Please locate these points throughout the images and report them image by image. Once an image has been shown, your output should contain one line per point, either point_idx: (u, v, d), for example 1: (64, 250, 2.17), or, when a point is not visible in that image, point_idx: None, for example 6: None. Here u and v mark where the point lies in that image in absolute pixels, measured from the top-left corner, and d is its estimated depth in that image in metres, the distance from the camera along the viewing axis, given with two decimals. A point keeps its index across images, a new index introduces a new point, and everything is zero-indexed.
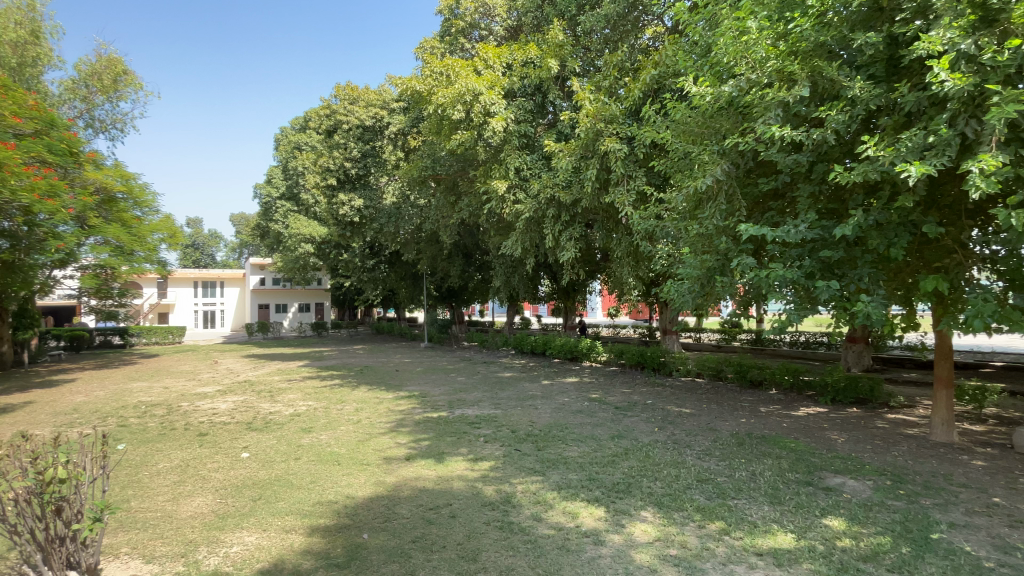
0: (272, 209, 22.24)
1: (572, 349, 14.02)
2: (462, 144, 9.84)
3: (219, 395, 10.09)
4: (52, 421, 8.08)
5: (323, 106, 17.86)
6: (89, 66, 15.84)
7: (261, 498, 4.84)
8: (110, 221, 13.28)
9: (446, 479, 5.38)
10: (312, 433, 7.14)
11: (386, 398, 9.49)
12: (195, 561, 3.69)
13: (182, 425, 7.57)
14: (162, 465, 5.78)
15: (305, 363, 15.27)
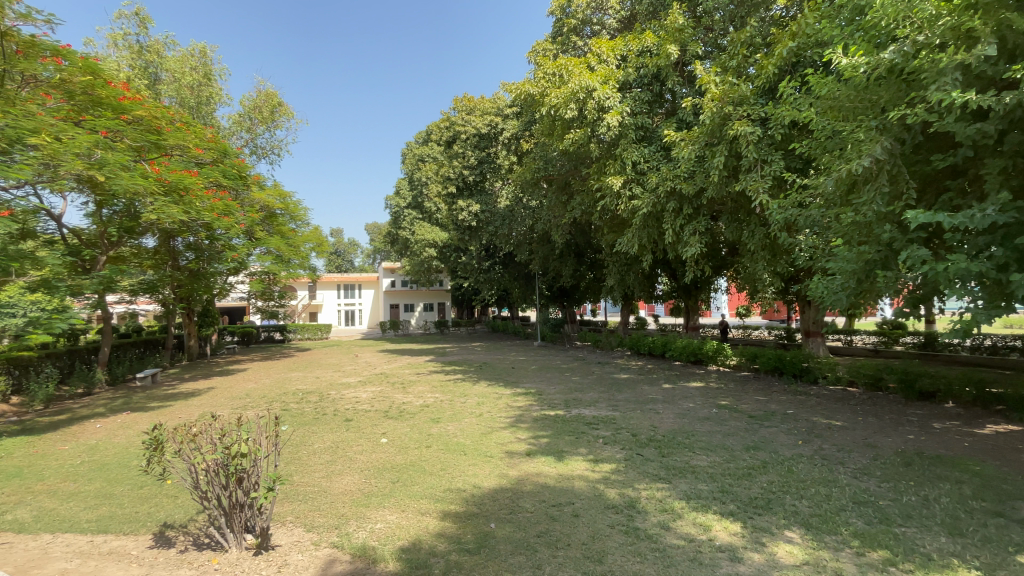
0: (400, 217, 24.25)
1: (695, 352, 13.18)
2: (576, 143, 9.81)
3: (360, 385, 11.27)
4: (235, 402, 9.67)
5: (443, 118, 19.03)
6: (252, 101, 18.67)
7: (399, 481, 5.27)
8: (272, 233, 15.51)
9: (567, 478, 5.37)
10: (440, 423, 7.63)
11: (505, 394, 9.79)
12: (347, 533, 4.12)
13: (332, 411, 8.59)
14: (317, 445, 6.59)
15: (430, 359, 16.39)
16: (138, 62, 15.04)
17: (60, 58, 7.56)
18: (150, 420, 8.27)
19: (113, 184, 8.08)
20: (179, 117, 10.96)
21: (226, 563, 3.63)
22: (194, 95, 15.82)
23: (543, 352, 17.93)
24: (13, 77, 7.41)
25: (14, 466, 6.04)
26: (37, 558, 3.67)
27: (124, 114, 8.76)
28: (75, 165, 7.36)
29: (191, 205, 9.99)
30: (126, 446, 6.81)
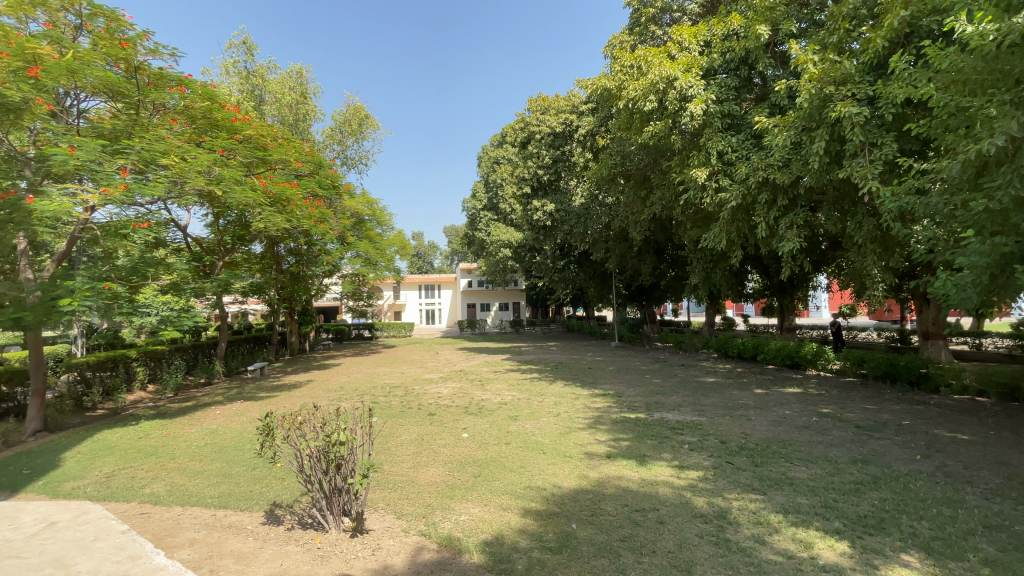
0: (477, 219, 24.86)
1: (791, 355, 12.19)
2: (656, 135, 9.49)
3: (441, 381, 11.70)
4: (330, 394, 10.44)
5: (518, 119, 19.22)
6: (343, 116, 20.07)
7: (481, 476, 5.41)
8: (361, 238, 16.56)
9: (650, 483, 5.20)
10: (518, 421, 7.71)
11: (583, 394, 9.70)
12: (433, 522, 4.29)
13: (416, 405, 9.00)
14: (404, 437, 6.95)
15: (508, 358, 16.63)
16: (245, 86, 16.70)
17: (184, 87, 8.56)
18: (260, 409, 9.16)
19: (228, 197, 9.02)
20: (281, 135, 12.06)
21: (327, 543, 3.92)
22: (292, 113, 17.28)
23: (622, 352, 17.53)
24: (148, 107, 8.52)
25: (153, 445, 6.95)
26: (172, 526, 4.20)
27: (236, 134, 9.79)
28: (198, 181, 8.31)
29: (292, 213, 10.91)
30: (240, 431, 7.60)
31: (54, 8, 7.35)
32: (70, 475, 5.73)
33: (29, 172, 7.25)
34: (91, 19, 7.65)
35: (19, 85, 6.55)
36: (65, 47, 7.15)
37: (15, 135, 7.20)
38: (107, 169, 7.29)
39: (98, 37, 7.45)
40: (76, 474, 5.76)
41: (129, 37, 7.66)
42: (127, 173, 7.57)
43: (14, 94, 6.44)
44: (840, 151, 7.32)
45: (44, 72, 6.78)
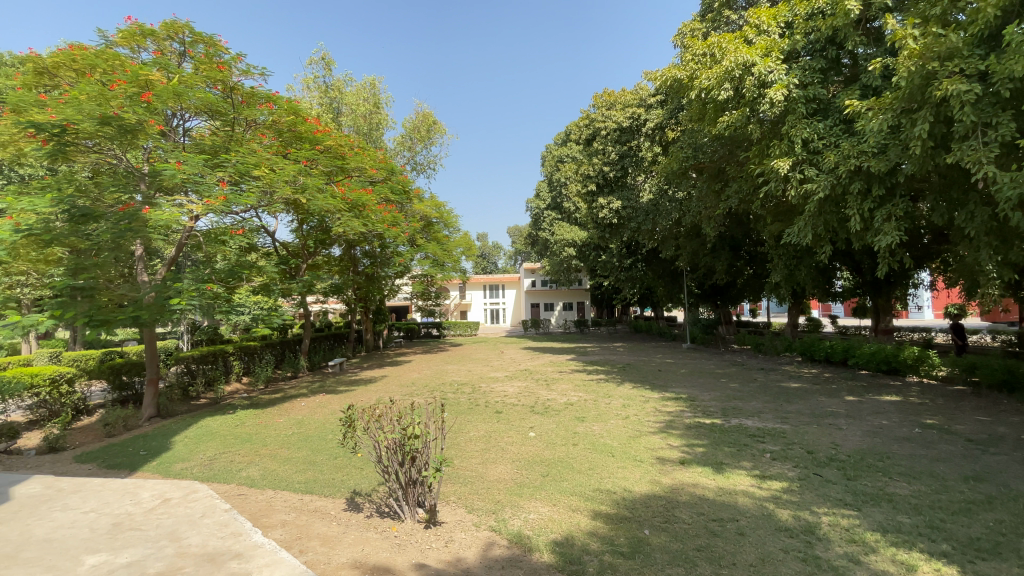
0: (541, 219, 24.90)
1: (887, 359, 11.09)
2: (732, 126, 9.03)
3: (508, 380, 11.84)
4: (403, 390, 10.88)
5: (582, 117, 19.03)
6: (412, 123, 20.86)
7: (549, 475, 5.40)
8: (430, 240, 17.13)
9: (728, 492, 4.94)
10: (586, 422, 7.63)
11: (653, 397, 9.41)
12: (503, 519, 4.34)
13: (483, 402, 9.17)
14: (473, 433, 7.10)
15: (573, 358, 16.51)
16: (324, 99, 17.80)
17: (271, 103, 9.28)
18: (339, 402, 9.74)
19: (311, 204, 9.66)
20: (357, 144, 12.76)
21: (403, 532, 4.09)
22: (366, 122, 18.22)
23: (693, 354, 16.82)
24: (242, 123, 9.33)
25: (248, 433, 7.60)
26: (266, 507, 4.56)
27: (318, 145, 10.46)
28: (285, 190, 8.97)
29: (368, 218, 11.49)
30: (323, 422, 8.12)
31: (164, 40, 8.25)
32: (180, 457, 6.40)
33: (144, 187, 8.16)
34: (193, 47, 8.50)
35: (137, 109, 7.40)
36: (173, 74, 7.98)
37: (134, 154, 8.13)
38: (208, 181, 8.06)
39: (199, 62, 8.26)
40: (185, 455, 6.43)
41: (226, 60, 8.43)
42: (225, 185, 8.33)
43: (133, 118, 7.29)
44: (947, 133, 6.58)
45: (156, 96, 7.61)
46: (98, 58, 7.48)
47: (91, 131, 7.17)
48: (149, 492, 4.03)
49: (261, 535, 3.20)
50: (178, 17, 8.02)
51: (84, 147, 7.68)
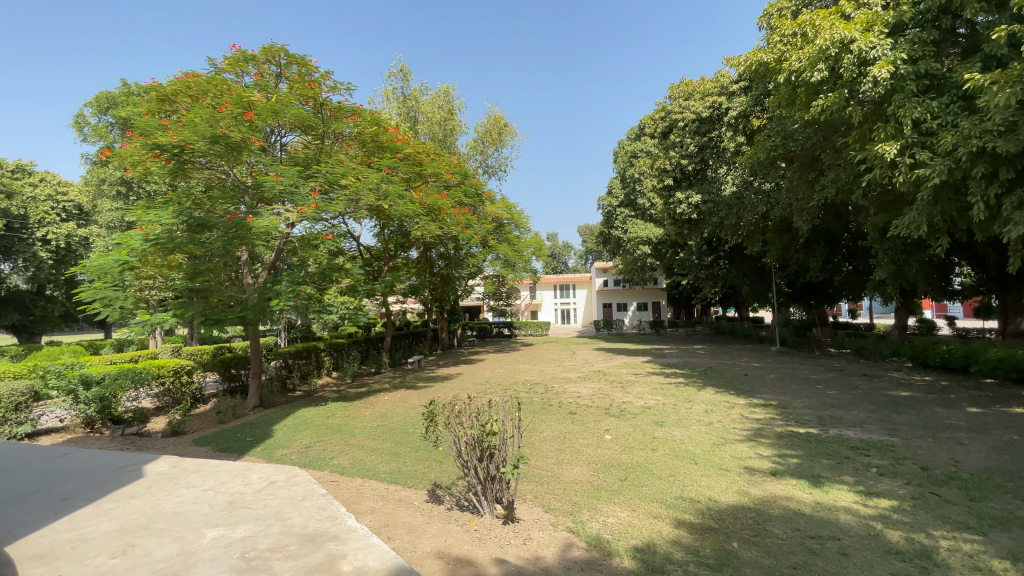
0: (613, 217, 24.38)
1: (1021, 367, 9.64)
2: (827, 110, 8.31)
3: (581, 381, 11.71)
4: (478, 388, 11.13)
5: (657, 109, 18.38)
6: (484, 127, 21.27)
7: (627, 480, 5.26)
8: (501, 241, 17.36)
9: (826, 507, 4.54)
10: (665, 427, 7.35)
11: (738, 403, 8.88)
12: (582, 521, 4.29)
13: (557, 403, 9.14)
14: (547, 433, 7.10)
15: (649, 360, 16.01)
16: (402, 109, 18.66)
17: (356, 116, 9.85)
18: (418, 398, 10.16)
19: (392, 210, 10.17)
20: (433, 150, 13.26)
21: (483, 526, 4.18)
22: (440, 129, 18.86)
23: (782, 358, 15.67)
24: (330, 136, 10.00)
25: (337, 424, 8.15)
26: (355, 495, 4.86)
27: (397, 153, 10.98)
28: (369, 197, 9.51)
29: (444, 221, 11.88)
30: (404, 416, 8.51)
31: (263, 63, 9.06)
32: (280, 444, 7.00)
33: (248, 198, 9.00)
34: (288, 68, 9.24)
35: (241, 127, 8.17)
36: (272, 94, 8.72)
37: (239, 169, 9.00)
38: (302, 191, 8.74)
39: (293, 81, 8.95)
40: (284, 443, 7.02)
41: (316, 78, 9.08)
42: (316, 194, 8.98)
43: (238, 136, 8.07)
44: None
45: (257, 115, 8.37)
46: (208, 83, 8.36)
47: (204, 149, 8.03)
48: (257, 474, 4.44)
49: (354, 520, 3.41)
50: (275, 42, 8.77)
51: (198, 164, 8.62)
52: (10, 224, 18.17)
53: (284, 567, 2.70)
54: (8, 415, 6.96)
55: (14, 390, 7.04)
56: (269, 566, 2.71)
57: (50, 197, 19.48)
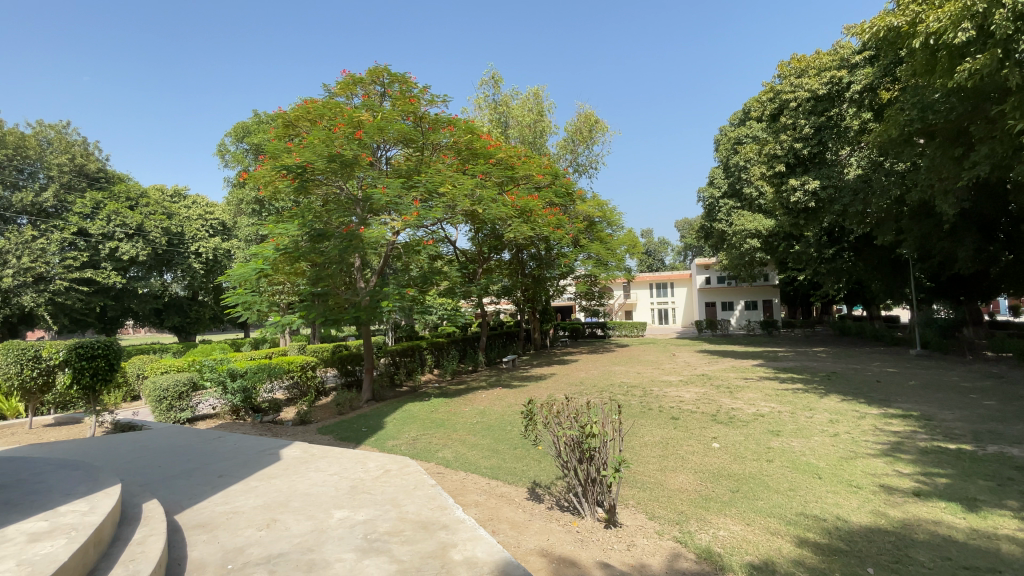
0: (715, 209, 22.88)
1: None
2: (976, 74, 7.09)
3: (684, 385, 11.14)
4: (573, 389, 11.07)
5: (765, 90, 16.89)
6: (574, 125, 21.14)
7: (739, 492, 4.91)
8: (594, 240, 17.11)
9: (984, 535, 3.88)
10: (782, 437, 6.75)
11: (869, 413, 7.88)
12: (689, 532, 4.09)
13: (658, 407, 8.80)
14: (649, 438, 6.86)
15: (759, 363, 14.80)
16: (494, 115, 19.16)
17: (452, 126, 10.27)
18: (516, 397, 10.36)
19: (486, 214, 10.49)
20: (525, 153, 13.48)
21: (585, 528, 4.15)
22: (530, 132, 19.10)
23: (922, 362, 13.66)
24: (428, 146, 10.56)
25: (440, 418, 8.58)
26: (461, 488, 5.09)
27: (490, 158, 11.34)
28: (465, 203, 9.87)
29: (535, 222, 11.98)
30: (502, 414, 8.73)
31: (369, 84, 9.82)
32: (391, 435, 7.54)
33: (359, 210, 9.81)
34: (391, 86, 9.93)
35: (351, 145, 8.94)
36: (377, 112, 9.41)
37: (351, 184, 9.84)
38: (404, 201, 9.36)
39: (396, 99, 9.56)
40: (395, 434, 7.55)
41: (416, 94, 9.62)
42: (417, 202, 9.55)
43: (349, 153, 8.84)
44: None
45: (365, 133, 9.08)
46: (324, 107, 9.24)
47: (322, 167, 8.90)
48: (374, 463, 4.82)
49: (461, 511, 3.56)
50: (379, 64, 9.46)
51: (318, 181, 9.55)
52: (173, 241, 21.57)
53: (401, 550, 2.90)
54: (174, 402, 8.19)
55: (178, 380, 8.28)
56: (388, 548, 2.93)
57: (201, 216, 22.81)
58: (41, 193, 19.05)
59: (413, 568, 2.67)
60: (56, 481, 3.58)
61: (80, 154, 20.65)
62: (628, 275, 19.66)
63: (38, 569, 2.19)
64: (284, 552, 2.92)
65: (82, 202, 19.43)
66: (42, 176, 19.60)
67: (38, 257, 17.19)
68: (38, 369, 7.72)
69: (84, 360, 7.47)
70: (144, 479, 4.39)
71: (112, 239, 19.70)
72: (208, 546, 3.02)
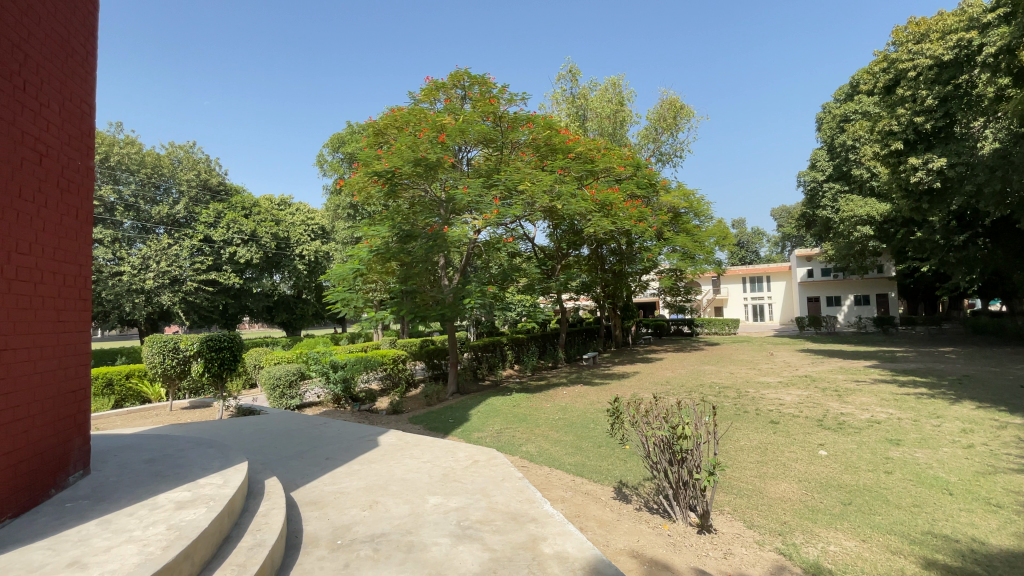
0: (818, 194, 20.85)
1: None
2: None
3: (782, 387, 10.32)
4: (659, 388, 10.68)
5: (878, 59, 15.07)
6: (657, 112, 20.31)
7: (853, 505, 4.45)
8: (679, 232, 16.37)
9: None
10: (902, 447, 6.03)
11: (1014, 424, 6.79)
12: (794, 544, 3.78)
13: (754, 410, 8.24)
14: (744, 442, 6.45)
15: (872, 364, 13.31)
16: (572, 109, 18.93)
17: (530, 123, 10.31)
18: (598, 394, 10.23)
19: (565, 209, 10.39)
20: (605, 146, 13.27)
21: (676, 532, 4.00)
22: (610, 124, 18.70)
23: None
24: (507, 145, 10.68)
25: (523, 413, 8.69)
26: (546, 482, 5.12)
27: (570, 152, 11.25)
28: (544, 199, 9.85)
29: (616, 216, 11.66)
30: (585, 411, 8.64)
31: (451, 88, 10.13)
32: (476, 428, 7.77)
33: (443, 211, 10.21)
34: (471, 89, 10.18)
35: (435, 148, 9.29)
36: (459, 115, 9.68)
37: (435, 186, 10.22)
38: (485, 201, 9.60)
39: (476, 101, 9.78)
40: (480, 427, 7.77)
41: (495, 94, 9.78)
42: (497, 201, 9.76)
43: (433, 156, 9.20)
44: None
45: (448, 136, 9.40)
46: (410, 114, 9.67)
47: (408, 171, 9.35)
48: (463, 453, 5.00)
49: (550, 505, 3.58)
50: (460, 68, 9.72)
51: (405, 184, 10.07)
52: (280, 245, 23.79)
53: (493, 539, 2.98)
54: (286, 390, 9.06)
55: (289, 370, 9.10)
56: (481, 537, 3.01)
57: (304, 221, 24.92)
58: (175, 206, 21.84)
59: (504, 558, 2.73)
60: (196, 457, 4.11)
61: (203, 170, 23.40)
62: (717, 269, 18.52)
63: (186, 532, 2.53)
64: (385, 533, 3.12)
65: (207, 213, 22.04)
66: (175, 191, 22.47)
67: (173, 261, 19.76)
68: (177, 358, 8.88)
69: (214, 351, 8.52)
70: (264, 458, 4.91)
71: (231, 244, 22.17)
72: (320, 522, 3.31)
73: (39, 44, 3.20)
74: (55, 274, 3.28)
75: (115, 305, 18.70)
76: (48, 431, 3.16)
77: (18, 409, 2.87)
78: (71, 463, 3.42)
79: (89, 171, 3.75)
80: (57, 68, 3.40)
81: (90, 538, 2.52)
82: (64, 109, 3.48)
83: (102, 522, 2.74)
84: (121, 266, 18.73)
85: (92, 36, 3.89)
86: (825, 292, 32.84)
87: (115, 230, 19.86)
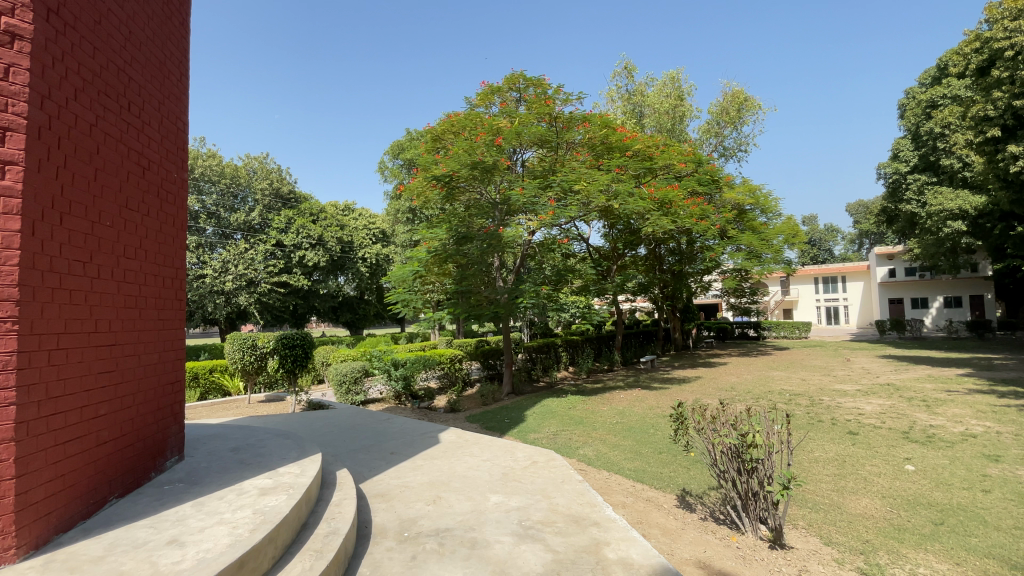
0: (901, 187, 19.08)
1: None
2: None
3: (861, 395, 9.56)
4: (722, 393, 10.25)
5: (970, 38, 13.88)
6: (720, 106, 19.46)
7: (945, 525, 4.06)
8: (744, 230, 15.63)
9: None
10: (1005, 464, 5.42)
11: None
12: (878, 564, 3.50)
13: (830, 419, 7.69)
14: (820, 453, 6.06)
15: (967, 373, 12.07)
16: (628, 107, 18.55)
17: (586, 122, 10.17)
18: (657, 399, 9.94)
19: (623, 209, 10.16)
20: (663, 142, 13.02)
21: (745, 545, 3.81)
22: (668, 119, 18.19)
23: None
24: (563, 145, 10.55)
25: (579, 416, 8.61)
26: (605, 487, 5.05)
27: (626, 149, 11.03)
28: (600, 199, 9.66)
29: (676, 214, 11.24)
30: (643, 415, 8.44)
31: (506, 91, 10.21)
32: (532, 429, 7.78)
33: (498, 213, 10.33)
34: (526, 91, 10.20)
35: (491, 151, 9.40)
36: (515, 117, 9.78)
37: (491, 188, 10.34)
38: (541, 201, 9.61)
39: (532, 102, 9.77)
40: (536, 428, 7.78)
41: (550, 95, 9.74)
42: (553, 202, 9.76)
43: (489, 159, 9.32)
44: None
45: (504, 139, 9.49)
46: (466, 119, 9.75)
47: (465, 175, 9.50)
48: (522, 453, 5.02)
49: (611, 510, 3.52)
50: (515, 71, 9.78)
51: (461, 188, 10.26)
52: (344, 248, 24.93)
53: (555, 541, 2.97)
54: (352, 385, 9.49)
55: (354, 367, 9.52)
56: (543, 537, 3.02)
57: (366, 226, 26.10)
58: (251, 213, 23.48)
59: (567, 560, 2.72)
60: (275, 447, 4.40)
61: (275, 179, 24.96)
62: (786, 268, 17.48)
63: (269, 517, 2.71)
64: (449, 528, 3.20)
65: (279, 219, 23.54)
66: (250, 200, 24.17)
67: (249, 265, 21.20)
68: (255, 355, 9.55)
69: (288, 348, 9.09)
70: (333, 451, 5.18)
71: (300, 248, 23.51)
72: (388, 514, 3.45)
73: (141, 67, 3.53)
74: (156, 277, 3.62)
75: (199, 306, 20.36)
76: (150, 419, 3.50)
77: (126, 398, 3.19)
78: (168, 449, 3.77)
79: (183, 182, 4.13)
80: (156, 88, 3.75)
81: (186, 518, 2.77)
82: (163, 125, 3.83)
83: (196, 504, 3.00)
84: (204, 269, 20.33)
85: (185, 58, 4.27)
86: (910, 293, 30.15)
87: (199, 237, 21.63)
